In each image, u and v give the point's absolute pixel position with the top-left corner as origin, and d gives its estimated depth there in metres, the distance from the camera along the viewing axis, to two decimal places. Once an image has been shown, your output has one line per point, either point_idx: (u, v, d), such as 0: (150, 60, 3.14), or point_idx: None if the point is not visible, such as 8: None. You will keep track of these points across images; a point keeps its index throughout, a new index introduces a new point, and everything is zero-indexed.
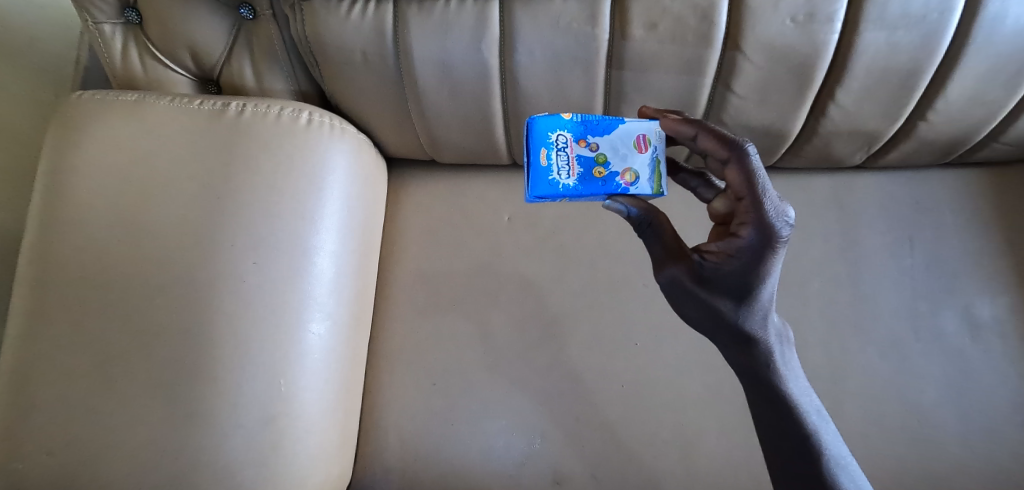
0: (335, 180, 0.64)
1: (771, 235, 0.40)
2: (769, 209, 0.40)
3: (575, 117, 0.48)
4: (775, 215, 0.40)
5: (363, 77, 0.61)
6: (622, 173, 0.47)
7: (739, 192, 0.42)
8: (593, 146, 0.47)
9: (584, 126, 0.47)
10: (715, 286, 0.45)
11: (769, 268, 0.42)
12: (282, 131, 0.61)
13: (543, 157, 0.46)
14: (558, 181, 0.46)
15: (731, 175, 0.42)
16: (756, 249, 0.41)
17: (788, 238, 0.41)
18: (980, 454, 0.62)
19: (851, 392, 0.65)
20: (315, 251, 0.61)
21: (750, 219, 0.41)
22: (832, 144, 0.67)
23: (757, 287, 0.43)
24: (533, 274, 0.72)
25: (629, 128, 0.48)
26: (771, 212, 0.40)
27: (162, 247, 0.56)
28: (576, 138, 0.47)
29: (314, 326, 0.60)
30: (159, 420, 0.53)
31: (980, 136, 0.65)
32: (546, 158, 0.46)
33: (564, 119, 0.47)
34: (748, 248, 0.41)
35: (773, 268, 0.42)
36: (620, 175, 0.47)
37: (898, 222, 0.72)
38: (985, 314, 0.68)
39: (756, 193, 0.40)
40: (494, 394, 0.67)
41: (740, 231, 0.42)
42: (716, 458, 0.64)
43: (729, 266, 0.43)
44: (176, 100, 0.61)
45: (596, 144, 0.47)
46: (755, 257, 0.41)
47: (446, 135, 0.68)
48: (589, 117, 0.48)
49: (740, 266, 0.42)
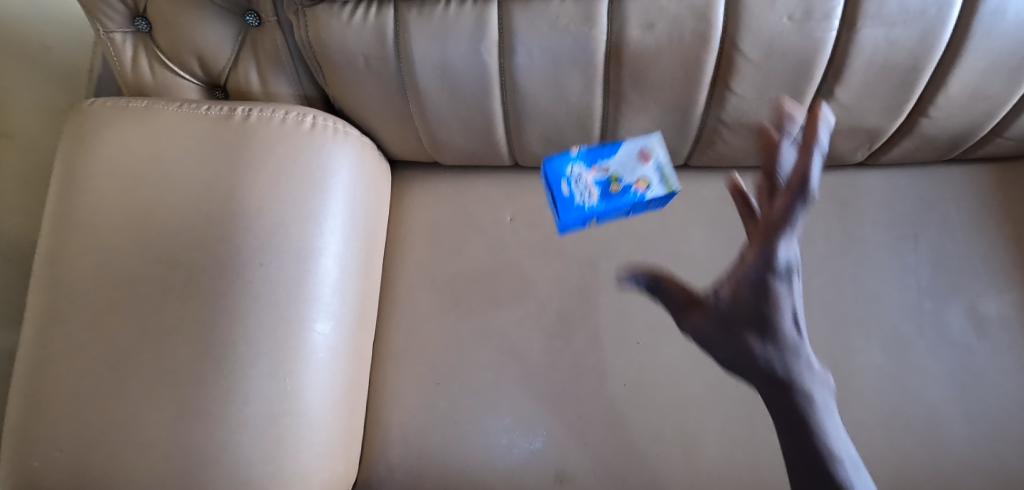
0: (339, 182, 0.65)
1: (773, 263, 0.42)
2: (775, 241, 0.42)
3: (580, 149, 0.56)
4: (782, 245, 0.42)
5: (365, 80, 0.62)
6: (635, 185, 0.55)
7: (760, 232, 0.44)
8: (601, 169, 0.55)
9: (588, 154, 0.55)
10: (731, 322, 0.42)
11: (779, 295, 0.41)
12: (286, 134, 0.62)
13: (563, 191, 0.54)
14: (583, 203, 0.54)
15: (757, 224, 0.45)
16: (758, 274, 0.42)
17: (792, 269, 0.43)
18: (987, 453, 0.61)
19: (855, 390, 0.65)
20: (320, 253, 0.62)
21: (756, 250, 0.43)
22: (834, 141, 0.67)
23: (772, 313, 0.41)
24: (534, 274, 0.73)
25: (626, 147, 0.56)
26: (775, 242, 0.42)
27: (171, 250, 0.57)
28: (584, 168, 0.55)
29: (318, 325, 0.61)
30: (169, 415, 0.54)
31: (983, 131, 0.65)
32: (567, 192, 0.54)
33: (572, 154, 0.56)
34: (754, 274, 0.42)
35: (783, 295, 0.41)
36: (636, 186, 0.55)
37: (901, 219, 0.72)
38: (991, 312, 0.67)
39: (772, 229, 0.43)
40: (496, 394, 0.68)
41: (747, 263, 0.43)
42: (720, 457, 0.64)
43: (742, 290, 0.42)
44: (183, 106, 0.62)
45: (603, 166, 0.55)
46: (764, 280, 0.42)
47: (447, 136, 0.69)
48: (593, 147, 0.56)
49: (751, 291, 0.42)
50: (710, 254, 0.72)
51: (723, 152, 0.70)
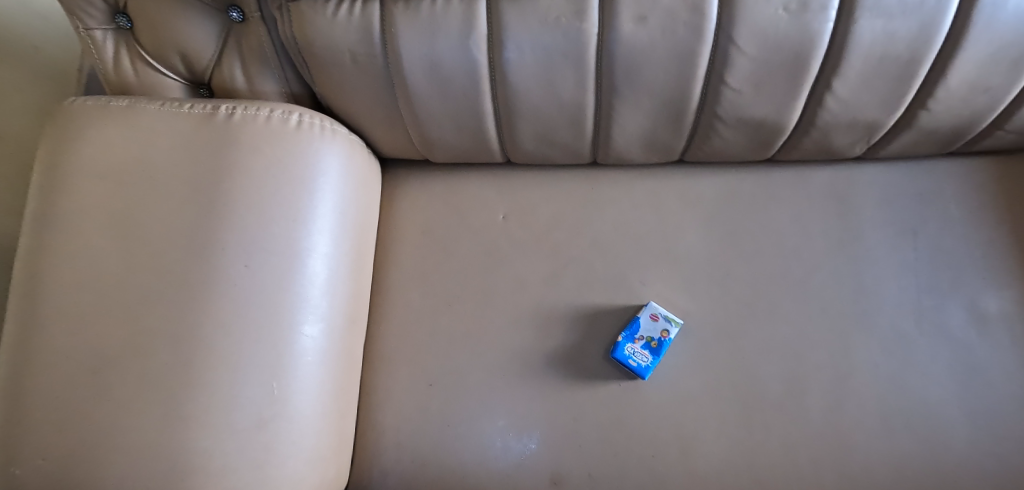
0: (327, 182, 0.64)
1: None
2: None
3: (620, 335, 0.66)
4: None
5: (352, 77, 0.61)
6: (664, 333, 0.65)
7: None
8: (641, 335, 0.65)
9: (628, 332, 0.65)
10: None
11: None
12: (271, 133, 0.60)
13: (635, 366, 0.64)
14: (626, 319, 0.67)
15: None
16: None
17: None
18: (990, 452, 0.60)
19: (854, 389, 0.64)
20: (307, 254, 0.61)
21: None
22: (831, 135, 0.65)
23: None
24: (527, 273, 0.72)
25: (645, 317, 0.66)
26: None
27: (155, 252, 0.56)
28: (631, 341, 0.65)
29: (307, 328, 0.60)
30: (151, 422, 0.52)
31: (983, 124, 0.64)
32: (637, 365, 0.64)
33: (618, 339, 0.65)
34: None
35: None
36: (665, 337, 0.65)
37: (900, 214, 0.71)
38: (992, 308, 0.66)
39: None
40: (489, 396, 0.67)
41: None
42: (716, 458, 0.62)
43: None
44: (166, 104, 0.61)
45: (642, 334, 0.65)
46: None
47: (437, 133, 0.68)
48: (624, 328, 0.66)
49: None
50: (706, 251, 0.71)
51: (718, 148, 0.68)
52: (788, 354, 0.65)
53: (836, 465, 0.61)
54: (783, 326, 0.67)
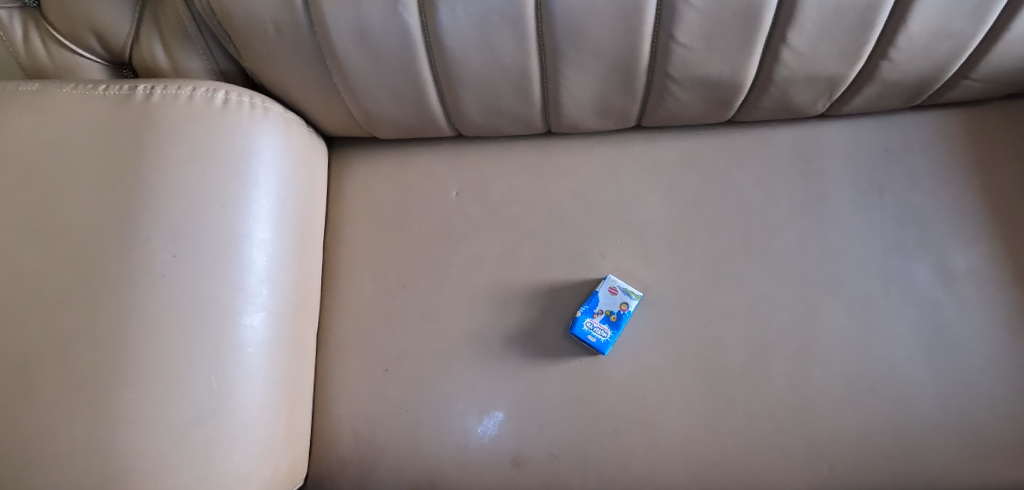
0: (262, 163, 0.60)
1: None
2: None
3: (579, 310, 0.63)
4: None
5: (279, 50, 0.57)
6: (624, 306, 0.63)
7: None
8: (600, 309, 0.63)
9: (585, 307, 0.63)
10: None
11: None
12: (194, 113, 0.57)
13: (594, 341, 0.62)
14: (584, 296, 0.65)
15: None
16: None
17: None
18: (957, 412, 0.58)
19: (820, 354, 0.62)
20: (243, 240, 0.57)
21: None
22: (791, 92, 0.62)
23: None
24: (483, 250, 0.69)
25: (603, 290, 0.64)
26: None
27: (73, 245, 0.53)
28: (590, 316, 0.62)
29: (247, 318, 0.57)
30: (80, 424, 0.49)
31: (949, 73, 0.61)
32: (596, 340, 0.62)
33: (578, 315, 0.63)
34: None
35: None
36: (625, 310, 0.63)
37: (866, 172, 0.68)
38: (960, 264, 0.64)
39: None
40: (447, 378, 0.64)
41: None
42: (681, 431, 0.60)
43: None
44: (79, 87, 0.57)
45: (601, 308, 0.63)
46: None
47: (378, 107, 0.64)
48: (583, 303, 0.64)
49: None
50: (667, 219, 0.68)
51: (675, 110, 0.65)
52: (752, 322, 0.63)
53: (801, 431, 0.59)
54: (746, 293, 0.65)
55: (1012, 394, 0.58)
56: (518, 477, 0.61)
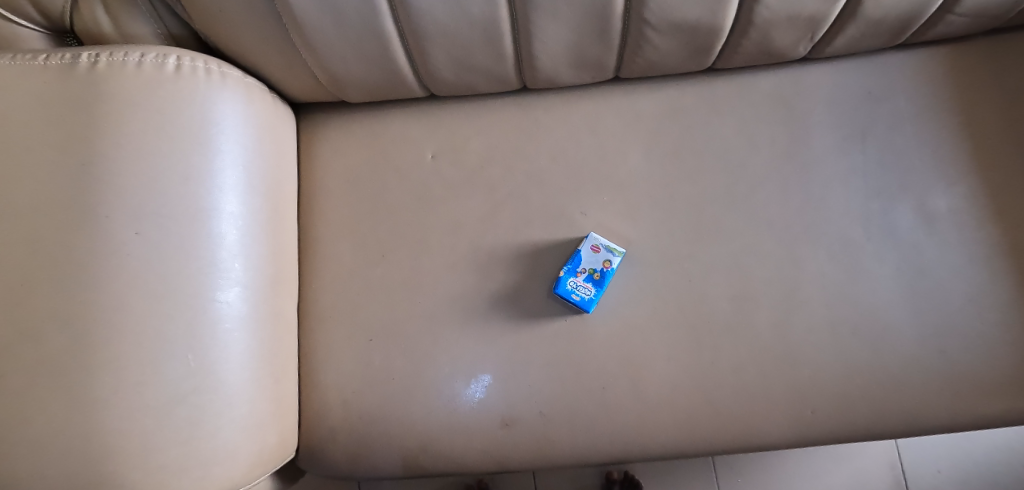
0: (224, 132, 0.57)
1: None
2: None
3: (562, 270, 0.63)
4: None
5: (231, 9, 0.53)
6: (607, 264, 0.62)
7: None
8: (583, 268, 0.62)
9: (569, 266, 0.62)
10: None
11: None
12: (146, 81, 0.54)
13: (578, 300, 0.61)
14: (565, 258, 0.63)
15: None
16: None
17: None
18: (934, 350, 0.59)
19: (803, 301, 0.62)
20: (211, 214, 0.55)
21: None
22: (772, 35, 0.60)
23: None
24: (462, 213, 0.67)
25: (586, 249, 0.63)
26: None
27: (27, 227, 0.50)
28: (573, 275, 0.62)
29: (222, 294, 0.55)
30: (57, 408, 0.48)
31: (933, 8, 0.59)
32: (581, 299, 0.61)
33: (561, 275, 0.62)
34: None
35: None
36: (608, 267, 0.62)
37: (849, 116, 0.67)
38: (941, 205, 0.63)
39: None
40: (432, 344, 0.64)
41: None
42: (667, 384, 0.61)
43: None
44: (17, 58, 0.53)
45: (585, 267, 0.62)
46: None
47: (343, 68, 0.61)
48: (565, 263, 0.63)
49: None
50: (648, 173, 0.67)
51: (654, 59, 0.63)
52: (736, 273, 0.63)
53: (785, 378, 0.60)
54: (728, 244, 0.64)
55: (988, 330, 0.59)
56: (508, 437, 0.61)
